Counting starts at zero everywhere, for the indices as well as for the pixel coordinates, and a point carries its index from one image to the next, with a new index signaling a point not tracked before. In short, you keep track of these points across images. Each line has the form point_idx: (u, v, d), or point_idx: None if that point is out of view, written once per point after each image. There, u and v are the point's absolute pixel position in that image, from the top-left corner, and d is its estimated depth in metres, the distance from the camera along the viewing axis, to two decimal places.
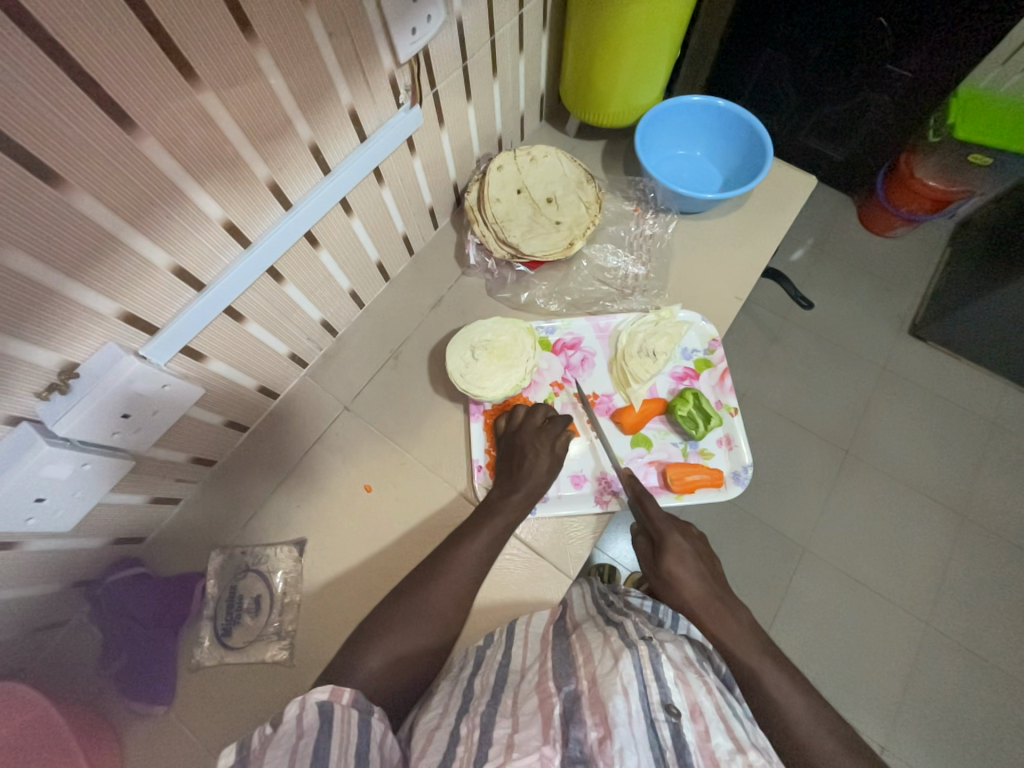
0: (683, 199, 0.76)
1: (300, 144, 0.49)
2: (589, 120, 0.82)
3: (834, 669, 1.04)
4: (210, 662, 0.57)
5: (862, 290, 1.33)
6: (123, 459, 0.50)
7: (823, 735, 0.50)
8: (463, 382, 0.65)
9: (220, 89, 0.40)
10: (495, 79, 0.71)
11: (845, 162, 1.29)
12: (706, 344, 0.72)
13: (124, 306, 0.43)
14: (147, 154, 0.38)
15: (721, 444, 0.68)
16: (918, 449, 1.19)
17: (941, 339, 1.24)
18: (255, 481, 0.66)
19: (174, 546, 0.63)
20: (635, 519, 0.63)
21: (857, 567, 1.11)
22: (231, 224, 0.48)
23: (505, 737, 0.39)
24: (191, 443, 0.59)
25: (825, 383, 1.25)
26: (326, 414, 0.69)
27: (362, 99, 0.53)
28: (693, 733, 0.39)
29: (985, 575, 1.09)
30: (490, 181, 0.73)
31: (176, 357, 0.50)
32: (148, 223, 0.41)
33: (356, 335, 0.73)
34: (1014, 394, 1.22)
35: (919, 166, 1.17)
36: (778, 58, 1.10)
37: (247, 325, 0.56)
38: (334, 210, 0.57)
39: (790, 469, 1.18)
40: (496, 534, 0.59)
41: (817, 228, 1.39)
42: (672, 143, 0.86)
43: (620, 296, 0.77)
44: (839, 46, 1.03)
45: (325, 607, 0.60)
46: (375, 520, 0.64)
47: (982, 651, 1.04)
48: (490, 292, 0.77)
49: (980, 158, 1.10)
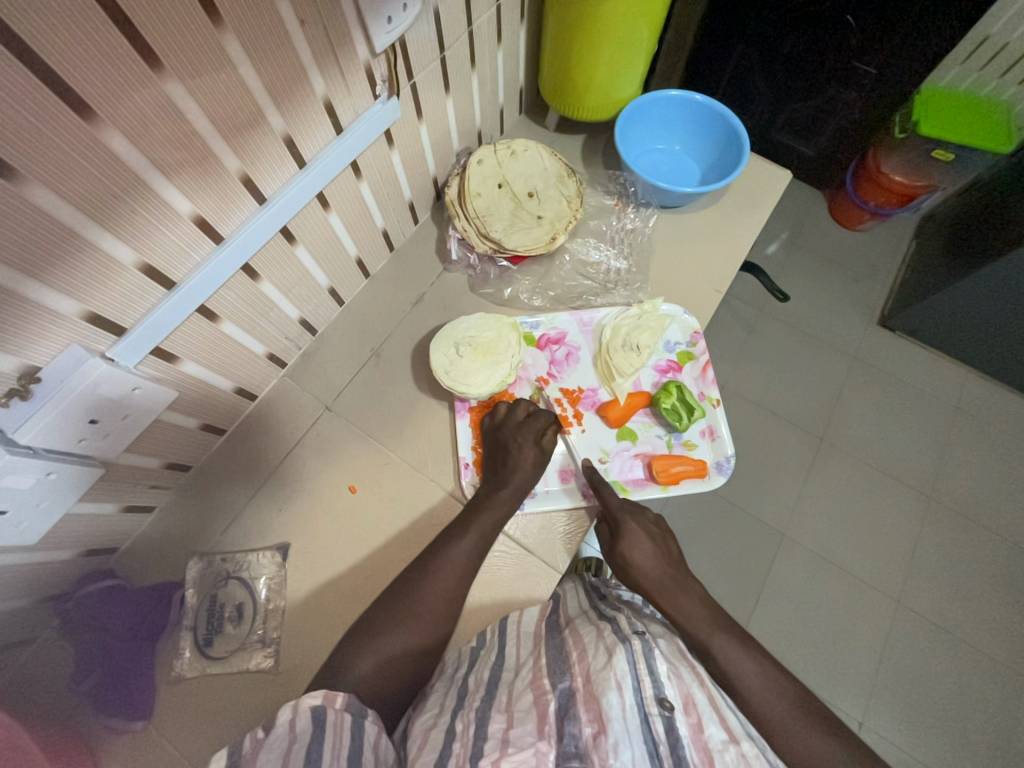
0: (663, 193, 0.76)
1: (274, 136, 0.48)
2: (568, 114, 0.81)
3: (813, 651, 1.08)
4: (191, 674, 0.56)
5: (833, 282, 1.37)
6: (93, 466, 0.48)
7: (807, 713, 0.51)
8: (448, 379, 0.64)
9: (188, 79, 0.38)
10: (473, 72, 0.70)
11: (816, 157, 1.33)
12: (689, 337, 0.73)
13: (88, 306, 0.41)
14: (109, 146, 0.36)
15: (704, 435, 0.69)
16: (888, 435, 1.23)
17: (907, 329, 1.29)
18: (233, 486, 0.64)
19: (149, 556, 0.61)
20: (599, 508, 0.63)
21: (832, 551, 1.14)
22: (202, 219, 0.46)
23: (499, 733, 0.38)
24: (164, 448, 0.56)
25: (801, 373, 1.29)
26: (306, 415, 0.68)
27: (337, 89, 0.51)
28: (686, 726, 0.40)
29: (951, 554, 1.15)
30: (470, 175, 0.72)
31: (147, 359, 0.48)
32: (113, 218, 0.39)
33: (335, 334, 0.72)
34: (975, 381, 1.28)
35: (885, 161, 1.20)
36: (751, 54, 1.12)
37: (221, 325, 0.54)
38: (310, 204, 0.56)
39: (768, 458, 1.21)
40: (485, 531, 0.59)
41: (791, 222, 1.42)
42: (651, 138, 0.86)
43: (603, 290, 0.77)
44: (808, 43, 1.05)
45: (310, 612, 0.59)
46: (359, 522, 0.63)
47: (950, 627, 1.09)
48: (473, 288, 0.76)
49: (943, 154, 1.13)
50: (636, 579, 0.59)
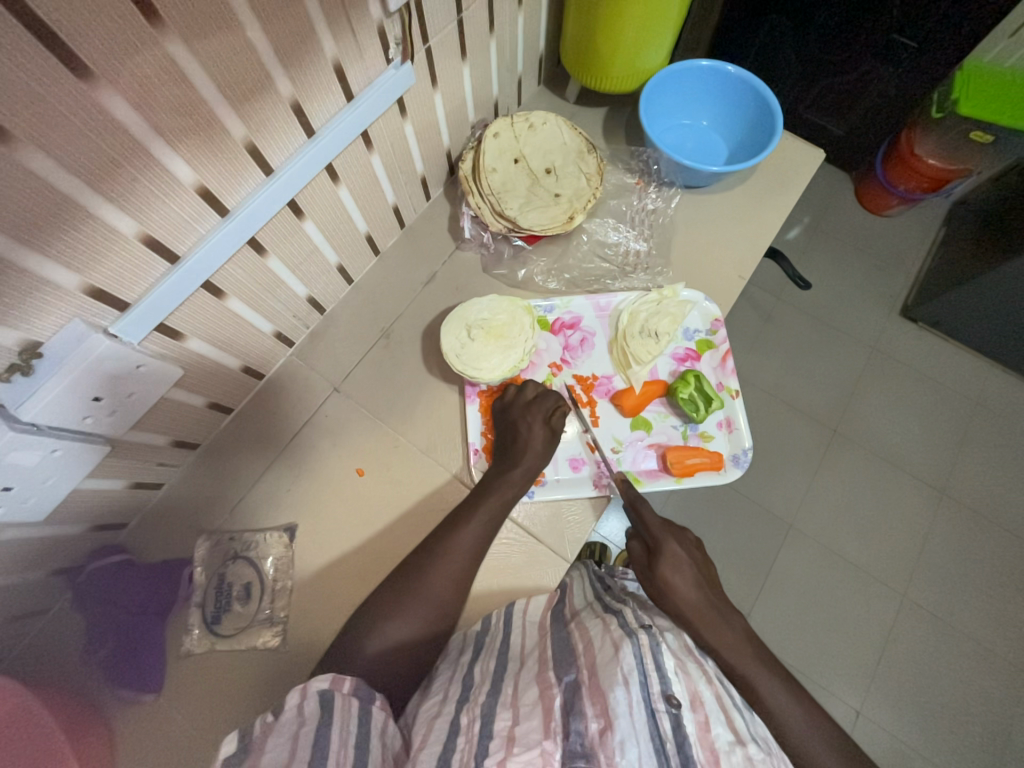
0: (688, 172, 0.73)
1: (281, 102, 0.45)
2: (591, 85, 0.77)
3: (815, 642, 1.07)
4: (200, 650, 0.56)
5: (857, 269, 1.32)
6: (99, 444, 0.48)
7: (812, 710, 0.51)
8: (459, 363, 0.63)
9: (192, 38, 0.36)
10: (492, 37, 0.66)
11: (846, 136, 1.26)
12: (709, 325, 0.70)
13: (90, 280, 0.39)
14: (108, 109, 0.34)
15: (720, 427, 0.67)
16: (903, 429, 1.20)
17: (931, 320, 1.25)
18: (241, 465, 0.63)
19: (157, 533, 0.60)
20: (633, 520, 0.62)
21: (840, 544, 1.13)
22: (206, 189, 0.43)
23: (505, 730, 0.38)
24: (172, 425, 0.56)
25: (818, 363, 1.25)
26: (315, 395, 0.67)
27: (348, 52, 0.48)
28: (693, 724, 0.39)
29: (961, 550, 1.13)
30: (486, 149, 0.69)
31: (152, 335, 0.47)
32: (112, 186, 0.37)
33: (344, 312, 0.70)
34: (998, 375, 1.24)
35: (920, 143, 1.14)
36: (784, 22, 1.05)
37: (227, 301, 0.52)
38: (319, 176, 0.53)
39: (780, 449, 1.19)
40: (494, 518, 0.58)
41: (815, 206, 1.36)
42: (677, 112, 0.82)
43: (621, 273, 0.74)
44: (846, 11, 0.99)
45: (317, 592, 0.59)
46: (367, 505, 0.63)
47: (955, 622, 1.09)
48: (486, 269, 0.73)
49: (981, 136, 1.06)
50: (644, 569, 0.59)
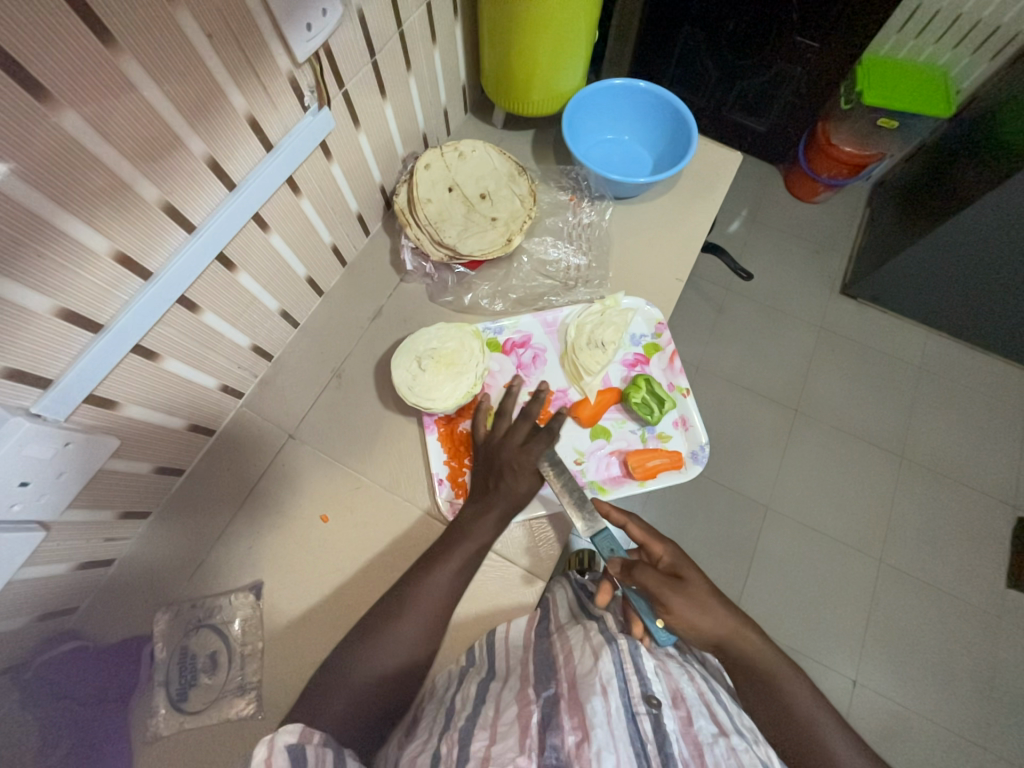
0: (616, 185, 0.76)
1: (195, 161, 0.44)
2: (513, 110, 0.80)
3: (806, 618, 1.10)
4: (168, 731, 0.53)
5: (795, 255, 1.39)
6: (30, 532, 0.45)
7: (788, 685, 0.52)
8: (413, 395, 0.62)
9: (84, 107, 0.35)
10: (410, 75, 0.67)
11: (768, 133, 1.34)
12: (653, 328, 0.72)
13: (3, 363, 0.38)
14: (3, 189, 0.33)
15: (677, 426, 0.69)
16: (858, 400, 1.26)
17: (868, 295, 1.32)
18: (199, 527, 0.61)
19: (111, 611, 0.58)
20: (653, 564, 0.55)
21: (816, 518, 1.17)
22: (124, 256, 0.43)
23: (481, 751, 0.37)
24: (116, 497, 0.54)
25: (771, 348, 1.31)
26: (271, 443, 0.65)
27: (260, 105, 0.48)
28: (675, 721, 0.40)
29: (926, 509, 1.18)
30: (419, 181, 0.70)
31: (81, 409, 0.45)
32: (17, 265, 0.36)
33: (292, 356, 0.69)
34: (935, 339, 1.32)
35: (835, 132, 1.23)
36: (697, 34, 1.12)
37: (163, 363, 0.51)
38: (247, 227, 0.53)
39: (748, 434, 1.23)
40: (458, 517, 0.60)
41: (750, 199, 1.44)
42: (600, 129, 0.86)
43: (564, 288, 0.76)
44: (752, 21, 1.07)
45: (292, 648, 0.57)
46: (335, 551, 0.61)
47: (929, 577, 1.13)
48: (432, 297, 0.74)
49: (888, 123, 1.21)
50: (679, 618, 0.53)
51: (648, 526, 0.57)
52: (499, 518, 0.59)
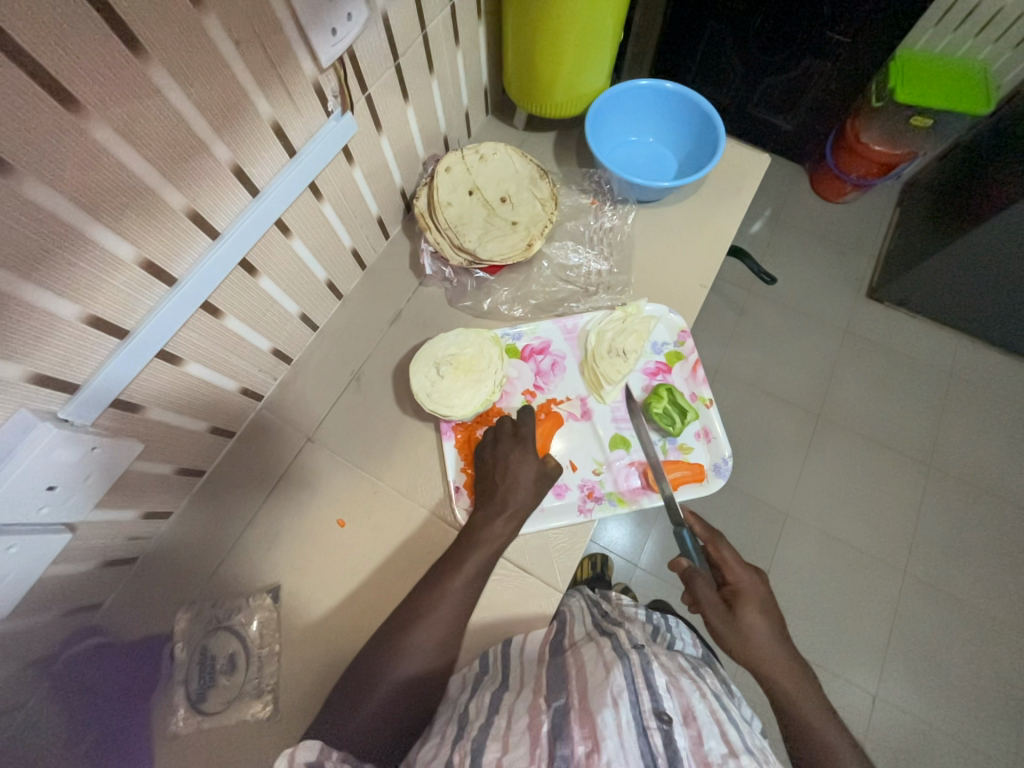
0: (639, 188, 0.74)
1: (220, 168, 0.45)
2: (535, 111, 0.78)
3: (825, 632, 1.07)
4: (187, 731, 0.54)
5: (820, 258, 1.35)
6: (57, 532, 0.46)
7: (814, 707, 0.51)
8: (430, 402, 0.62)
9: (113, 116, 0.35)
10: (433, 77, 0.67)
11: (795, 131, 1.30)
12: (676, 336, 0.71)
13: (33, 368, 0.38)
14: (35, 199, 0.34)
15: (698, 437, 0.67)
16: (883, 408, 1.22)
17: (897, 300, 1.28)
18: (219, 528, 0.62)
19: (135, 608, 0.59)
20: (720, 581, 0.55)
21: (837, 528, 1.14)
22: (150, 263, 0.43)
23: (494, 760, 0.38)
24: (141, 497, 0.54)
25: (793, 353, 1.27)
26: (289, 447, 0.65)
27: (285, 111, 0.48)
28: (685, 739, 0.39)
29: (954, 522, 1.14)
30: (439, 184, 0.70)
31: (106, 413, 0.46)
32: (48, 274, 0.37)
33: (311, 359, 0.69)
34: (966, 346, 1.27)
35: (865, 131, 1.18)
36: (723, 30, 1.09)
37: (186, 367, 0.51)
38: (270, 232, 0.53)
39: (768, 441, 1.20)
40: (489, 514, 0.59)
41: (774, 199, 1.40)
42: (622, 130, 0.84)
43: (584, 294, 0.75)
44: (779, 16, 1.03)
45: (308, 651, 0.57)
46: (351, 555, 0.61)
47: (956, 593, 1.09)
48: (451, 302, 0.73)
49: (921, 122, 1.14)
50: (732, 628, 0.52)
51: (741, 558, 0.57)
52: (508, 515, 0.58)
